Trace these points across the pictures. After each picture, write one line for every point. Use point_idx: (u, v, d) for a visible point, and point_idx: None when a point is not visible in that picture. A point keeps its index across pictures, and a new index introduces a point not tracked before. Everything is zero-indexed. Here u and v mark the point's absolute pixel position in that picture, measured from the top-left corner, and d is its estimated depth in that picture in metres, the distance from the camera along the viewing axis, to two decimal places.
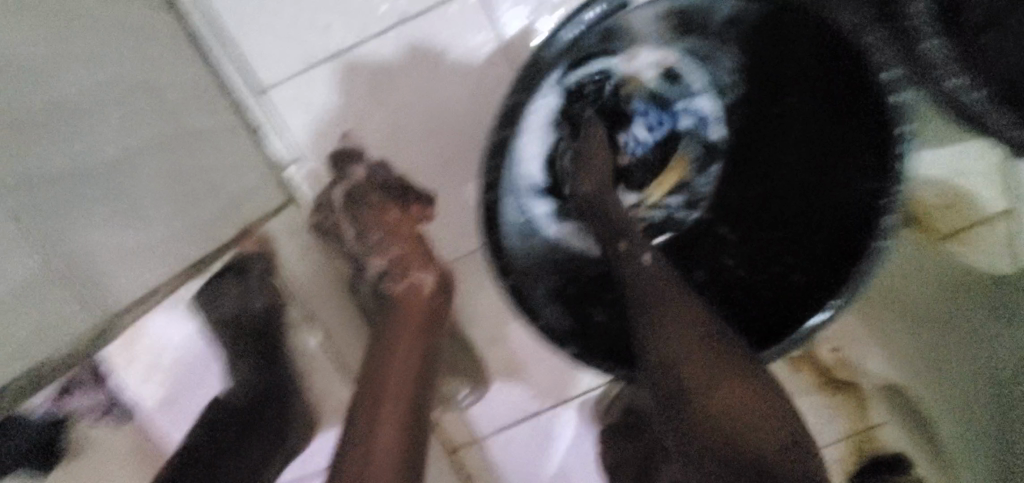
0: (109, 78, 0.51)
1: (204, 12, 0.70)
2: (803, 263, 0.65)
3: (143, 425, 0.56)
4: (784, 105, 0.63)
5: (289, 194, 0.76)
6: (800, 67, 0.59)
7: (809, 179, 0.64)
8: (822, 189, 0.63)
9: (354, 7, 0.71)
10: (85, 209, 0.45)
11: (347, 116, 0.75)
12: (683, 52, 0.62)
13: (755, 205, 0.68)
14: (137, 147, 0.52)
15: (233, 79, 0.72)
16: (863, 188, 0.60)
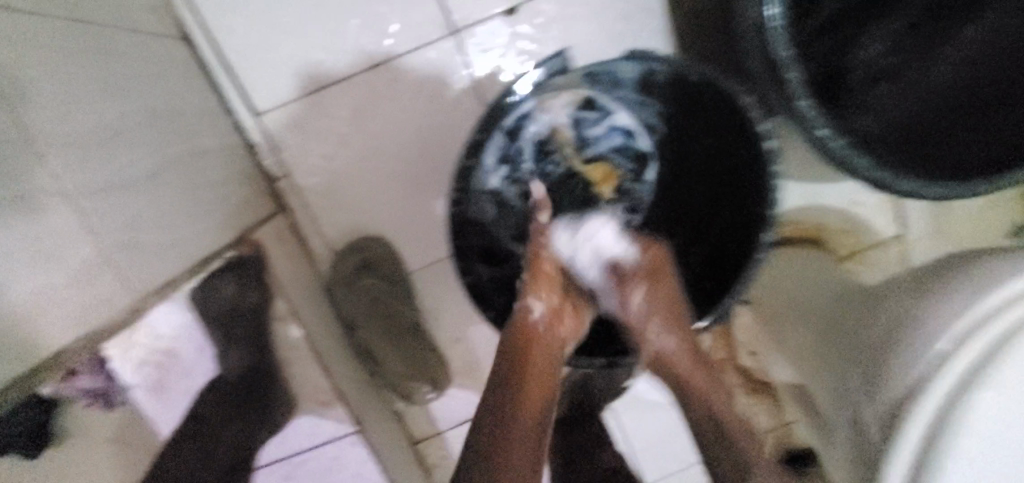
0: (141, 105, 0.63)
1: (213, 43, 0.81)
2: (718, 276, 0.76)
3: (134, 403, 0.65)
4: (700, 143, 0.77)
5: (278, 203, 0.86)
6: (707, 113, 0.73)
7: (723, 204, 0.77)
8: (729, 212, 0.76)
9: (345, 45, 0.83)
10: (132, 212, 0.56)
11: (333, 137, 0.86)
12: (617, 98, 0.78)
13: (684, 225, 0.82)
14: (162, 162, 0.64)
15: (235, 102, 0.83)
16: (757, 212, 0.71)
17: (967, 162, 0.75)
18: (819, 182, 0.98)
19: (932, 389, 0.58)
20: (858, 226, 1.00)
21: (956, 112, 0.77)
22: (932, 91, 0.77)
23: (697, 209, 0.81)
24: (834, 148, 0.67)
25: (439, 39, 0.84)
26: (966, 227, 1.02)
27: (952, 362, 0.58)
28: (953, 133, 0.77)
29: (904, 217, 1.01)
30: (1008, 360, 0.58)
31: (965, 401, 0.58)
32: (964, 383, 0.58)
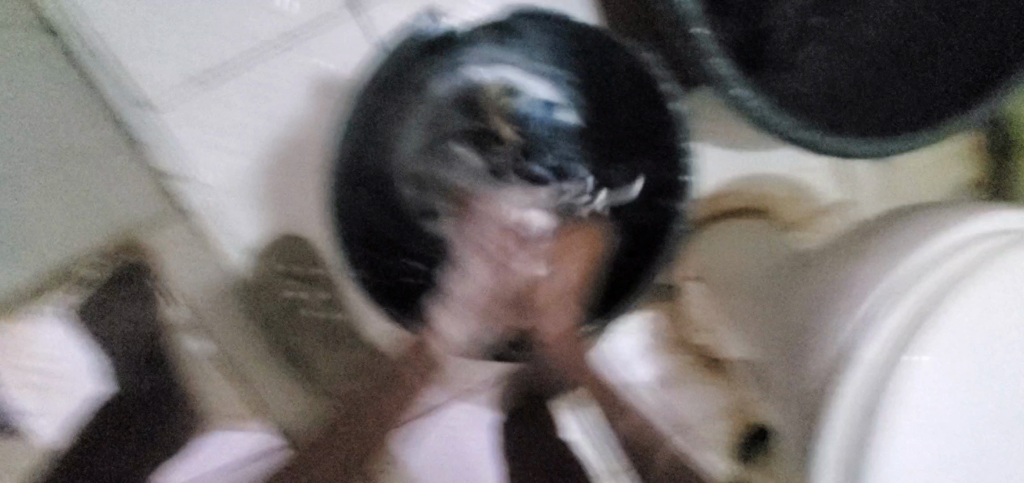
0: (9, 105, 0.60)
1: (77, 30, 0.71)
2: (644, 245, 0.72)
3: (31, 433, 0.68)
4: (617, 111, 0.74)
5: (172, 207, 0.77)
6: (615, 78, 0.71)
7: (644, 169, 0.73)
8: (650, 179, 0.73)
9: (235, 28, 0.75)
10: None
11: (231, 129, 0.78)
12: (527, 68, 0.75)
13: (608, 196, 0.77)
14: (32, 163, 0.60)
15: (111, 96, 0.74)
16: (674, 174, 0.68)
17: (895, 122, 0.75)
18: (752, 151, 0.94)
19: (857, 362, 0.55)
20: (802, 193, 0.96)
21: (876, 66, 0.77)
22: (857, 46, 0.77)
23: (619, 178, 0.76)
24: (751, 108, 0.65)
25: (340, 17, 0.78)
26: (911, 186, 0.98)
27: (874, 332, 0.55)
28: (874, 88, 0.76)
29: (845, 180, 0.97)
30: (937, 327, 0.54)
31: (898, 375, 0.54)
32: (895, 355, 0.55)
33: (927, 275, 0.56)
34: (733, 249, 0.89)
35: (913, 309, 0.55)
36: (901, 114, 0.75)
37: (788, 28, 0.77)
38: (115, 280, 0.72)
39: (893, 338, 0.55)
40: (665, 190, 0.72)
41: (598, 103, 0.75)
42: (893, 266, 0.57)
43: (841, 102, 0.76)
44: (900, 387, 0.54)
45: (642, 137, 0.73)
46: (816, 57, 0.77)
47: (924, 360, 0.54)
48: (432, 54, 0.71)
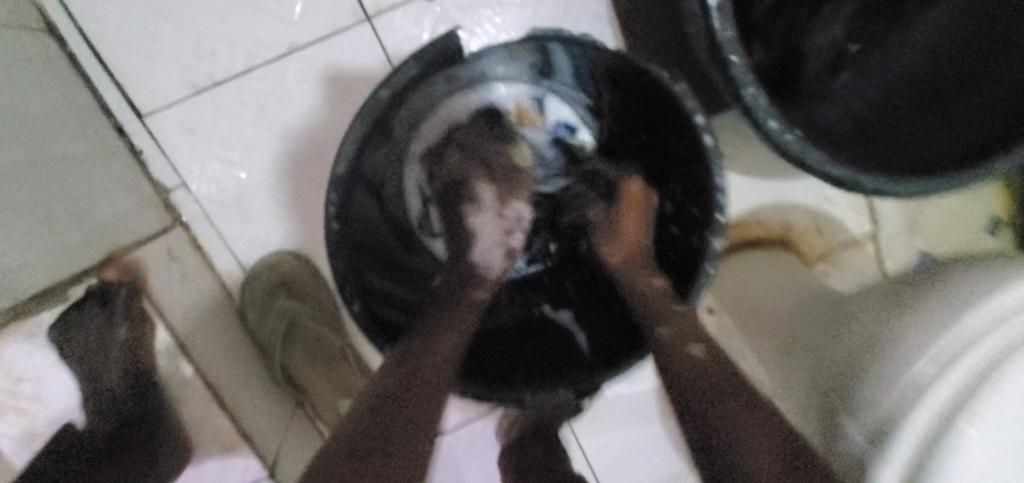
0: None
1: (85, 37, 0.70)
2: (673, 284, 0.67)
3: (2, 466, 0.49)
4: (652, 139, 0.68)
5: (173, 215, 0.76)
6: (645, 104, 0.65)
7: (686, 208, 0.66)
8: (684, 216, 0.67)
9: (241, 35, 0.72)
10: None
11: (234, 141, 0.75)
12: (553, 89, 0.73)
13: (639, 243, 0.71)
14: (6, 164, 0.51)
15: (116, 105, 0.72)
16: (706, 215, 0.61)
17: (947, 152, 0.64)
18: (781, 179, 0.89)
19: (908, 425, 0.49)
20: (826, 225, 0.93)
21: (910, 101, 0.70)
22: (890, 76, 0.74)
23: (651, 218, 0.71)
24: (785, 142, 0.60)
25: (351, 26, 0.74)
26: (942, 223, 0.95)
27: (931, 394, 0.49)
28: (914, 121, 0.69)
29: (874, 213, 0.94)
30: (999, 390, 0.48)
31: (951, 440, 0.49)
32: (951, 419, 0.49)
33: (992, 332, 0.49)
34: (752, 280, 0.85)
35: (973, 368, 0.49)
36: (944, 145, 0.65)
37: (822, 55, 0.78)
38: (86, 298, 0.58)
39: (949, 399, 0.49)
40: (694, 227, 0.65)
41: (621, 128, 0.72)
42: (956, 319, 0.51)
43: (876, 135, 0.70)
44: (954, 455, 0.48)
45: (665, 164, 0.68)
46: (849, 85, 0.76)
47: (981, 425, 0.49)
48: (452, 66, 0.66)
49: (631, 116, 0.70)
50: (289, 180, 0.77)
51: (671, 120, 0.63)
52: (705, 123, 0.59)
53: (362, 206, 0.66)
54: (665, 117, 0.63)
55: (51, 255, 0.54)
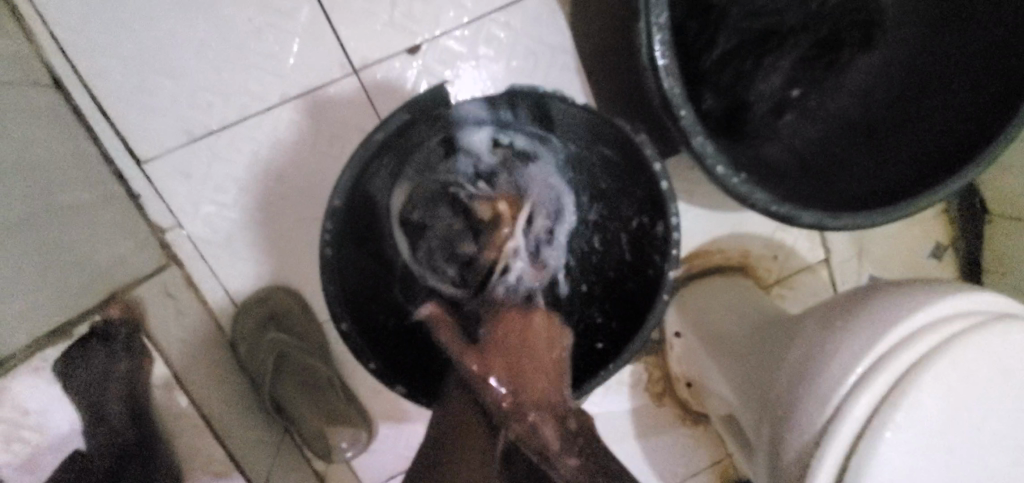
0: None
1: (87, 89, 0.75)
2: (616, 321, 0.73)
3: None
4: (630, 192, 0.69)
5: (168, 255, 0.80)
6: (615, 146, 0.66)
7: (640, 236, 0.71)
8: (651, 240, 0.69)
9: (235, 89, 0.78)
10: None
11: (228, 185, 0.81)
12: (545, 143, 0.70)
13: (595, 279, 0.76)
14: None
15: (115, 151, 0.77)
16: (661, 246, 0.67)
17: (903, 184, 0.77)
18: (722, 210, 0.96)
19: (831, 439, 0.56)
20: (783, 252, 0.99)
21: (851, 137, 0.84)
22: (830, 117, 0.86)
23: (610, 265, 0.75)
24: (732, 184, 0.68)
25: (337, 78, 0.81)
26: (891, 250, 1.03)
27: (852, 407, 0.55)
28: (843, 160, 0.82)
29: (827, 242, 1.01)
30: (910, 404, 0.55)
31: (871, 450, 0.55)
32: (868, 432, 0.55)
33: (900, 354, 0.56)
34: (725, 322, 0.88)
35: (887, 384, 0.56)
36: (906, 175, 0.77)
37: (768, 101, 0.85)
38: (89, 337, 0.64)
39: (868, 414, 0.56)
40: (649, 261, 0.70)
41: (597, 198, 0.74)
42: (872, 344, 0.57)
43: (816, 174, 0.82)
44: (874, 463, 0.55)
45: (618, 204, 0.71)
46: (792, 125, 0.86)
47: (898, 434, 0.55)
48: (435, 117, 0.64)
49: (603, 148, 0.68)
50: (280, 220, 0.83)
51: (629, 163, 0.67)
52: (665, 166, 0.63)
53: (354, 255, 0.66)
54: (623, 163, 0.67)
55: (68, 296, 0.62)
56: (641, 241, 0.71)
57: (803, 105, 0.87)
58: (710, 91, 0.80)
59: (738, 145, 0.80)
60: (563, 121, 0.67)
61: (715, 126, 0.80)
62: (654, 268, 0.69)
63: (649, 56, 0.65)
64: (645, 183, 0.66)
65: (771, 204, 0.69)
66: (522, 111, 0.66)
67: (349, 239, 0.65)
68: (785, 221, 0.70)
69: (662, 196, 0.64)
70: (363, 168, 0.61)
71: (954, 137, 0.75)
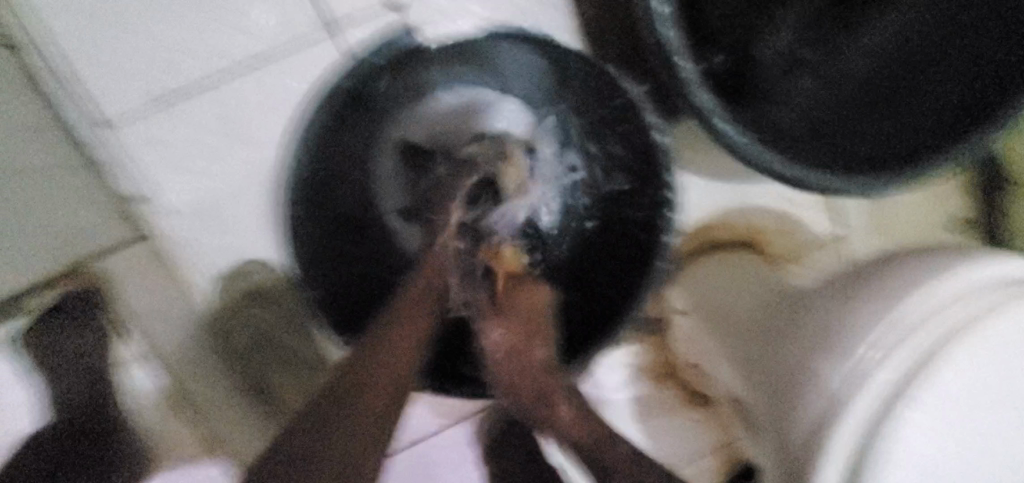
0: None
1: (38, 46, 0.69)
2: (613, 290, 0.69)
3: None
4: (632, 149, 0.67)
5: (134, 229, 0.75)
6: (616, 101, 0.64)
7: (642, 197, 0.68)
8: (650, 201, 0.67)
9: (200, 47, 0.72)
10: None
11: (195, 152, 0.75)
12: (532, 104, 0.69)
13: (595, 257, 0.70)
14: None
15: (71, 114, 0.72)
16: (661, 202, 0.66)
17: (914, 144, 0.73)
18: (727, 181, 0.90)
19: (846, 419, 0.50)
20: (792, 226, 0.94)
21: (864, 102, 0.76)
22: (842, 79, 0.77)
23: (620, 235, 0.70)
24: (737, 144, 0.63)
25: (312, 36, 0.74)
26: (904, 223, 0.97)
27: (870, 381, 0.50)
28: (858, 123, 0.76)
29: (838, 214, 0.95)
30: (935, 379, 0.50)
31: (891, 430, 0.50)
32: (886, 411, 0.50)
33: (924, 325, 0.51)
34: (724, 294, 0.83)
35: (908, 359, 0.51)
36: (915, 135, 0.73)
37: (776, 61, 0.77)
38: None
39: (888, 390, 0.50)
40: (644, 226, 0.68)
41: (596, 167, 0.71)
42: (892, 313, 0.52)
43: (827, 138, 0.76)
44: (893, 443, 0.50)
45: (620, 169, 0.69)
46: (805, 89, 0.77)
47: (921, 412, 0.50)
48: (410, 69, 0.64)
49: (604, 104, 0.66)
50: (254, 190, 0.77)
51: (626, 118, 0.65)
52: (662, 122, 0.62)
53: (332, 215, 0.66)
54: (622, 117, 0.65)
55: None
56: (641, 207, 0.68)
57: (815, 67, 0.78)
58: (710, 51, 0.75)
59: (743, 106, 0.76)
60: (532, 73, 0.67)
61: (717, 86, 0.76)
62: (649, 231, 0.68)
63: (644, 5, 0.60)
64: (646, 137, 0.63)
65: (779, 166, 0.64)
66: (505, 66, 0.66)
67: (322, 198, 0.64)
68: (794, 185, 0.65)
69: (659, 152, 0.62)
70: (332, 122, 0.61)
71: (970, 98, 0.71)
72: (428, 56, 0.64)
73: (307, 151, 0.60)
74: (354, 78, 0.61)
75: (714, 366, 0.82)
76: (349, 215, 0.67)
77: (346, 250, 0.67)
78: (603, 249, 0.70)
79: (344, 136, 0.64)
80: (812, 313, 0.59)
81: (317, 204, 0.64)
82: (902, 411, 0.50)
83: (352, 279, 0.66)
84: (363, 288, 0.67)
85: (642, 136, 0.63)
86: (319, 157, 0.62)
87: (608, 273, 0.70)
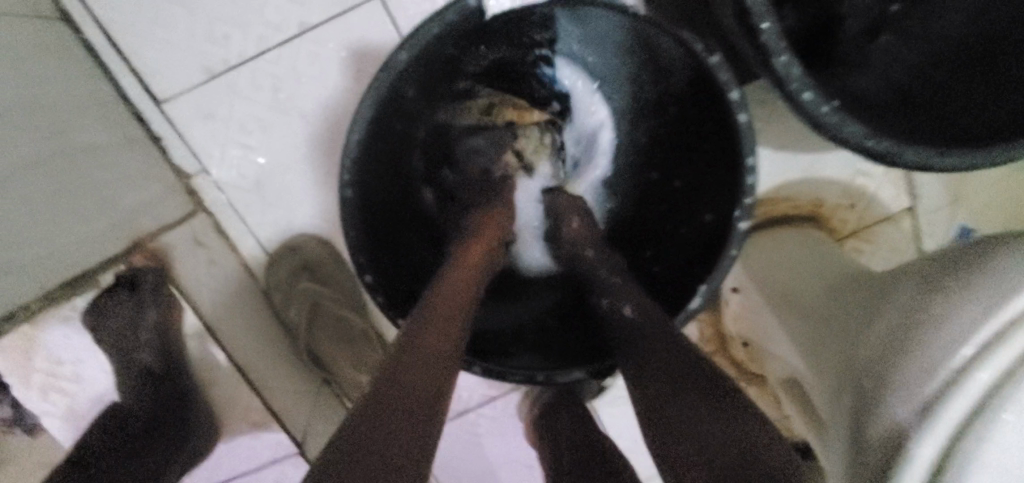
0: None
1: (97, 21, 0.70)
2: (669, 268, 0.66)
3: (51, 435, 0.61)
4: (700, 123, 0.62)
5: (196, 202, 0.76)
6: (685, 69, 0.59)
7: (707, 172, 0.63)
8: (712, 179, 0.62)
9: (252, 18, 0.71)
10: None
11: (250, 126, 0.75)
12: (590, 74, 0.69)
13: (650, 240, 0.70)
14: None
15: (132, 89, 0.73)
16: (727, 181, 0.59)
17: None
18: (795, 152, 0.84)
19: (937, 417, 0.47)
20: (862, 200, 0.88)
21: (960, 60, 0.68)
22: (932, 37, 0.71)
23: (676, 215, 0.68)
24: (820, 115, 0.57)
25: (361, 4, 0.72)
26: (989, 196, 0.90)
27: (968, 380, 0.46)
28: (955, 86, 0.67)
29: (914, 187, 0.88)
30: None
31: (985, 431, 0.47)
32: (983, 412, 0.47)
33: None
34: (790, 272, 0.79)
35: (1014, 359, 0.46)
36: None
37: (861, 19, 0.73)
38: (117, 284, 0.63)
39: (985, 390, 0.47)
40: (712, 207, 0.62)
41: (657, 141, 0.69)
42: (996, 307, 0.47)
43: (917, 106, 0.68)
44: (985, 445, 0.47)
45: (679, 143, 0.67)
46: (888, 50, 0.73)
47: (1020, 414, 0.47)
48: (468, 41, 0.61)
49: (671, 75, 0.61)
50: (307, 163, 0.77)
51: (694, 89, 0.60)
52: (742, 97, 0.55)
53: (387, 194, 0.64)
54: (691, 87, 0.60)
55: (87, 249, 0.59)
56: (714, 186, 0.61)
57: (901, 26, 0.73)
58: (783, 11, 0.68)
59: (823, 75, 0.69)
60: (598, 40, 0.64)
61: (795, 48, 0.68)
62: (724, 214, 0.60)
63: None
64: (720, 109, 0.57)
65: (864, 138, 0.59)
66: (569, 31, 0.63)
67: (380, 179, 0.63)
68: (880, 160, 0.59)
69: (735, 129, 0.56)
70: (383, 98, 0.57)
71: None
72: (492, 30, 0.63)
73: (351, 125, 0.56)
74: (409, 45, 0.55)
75: (777, 345, 0.80)
76: (410, 192, 0.67)
77: (406, 225, 0.67)
78: (660, 228, 0.69)
79: (402, 107, 0.62)
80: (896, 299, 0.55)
81: (370, 184, 0.61)
82: (997, 411, 0.46)
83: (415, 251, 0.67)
84: (420, 253, 0.67)
85: (716, 106, 0.58)
86: (379, 129, 0.59)
87: (662, 251, 0.68)
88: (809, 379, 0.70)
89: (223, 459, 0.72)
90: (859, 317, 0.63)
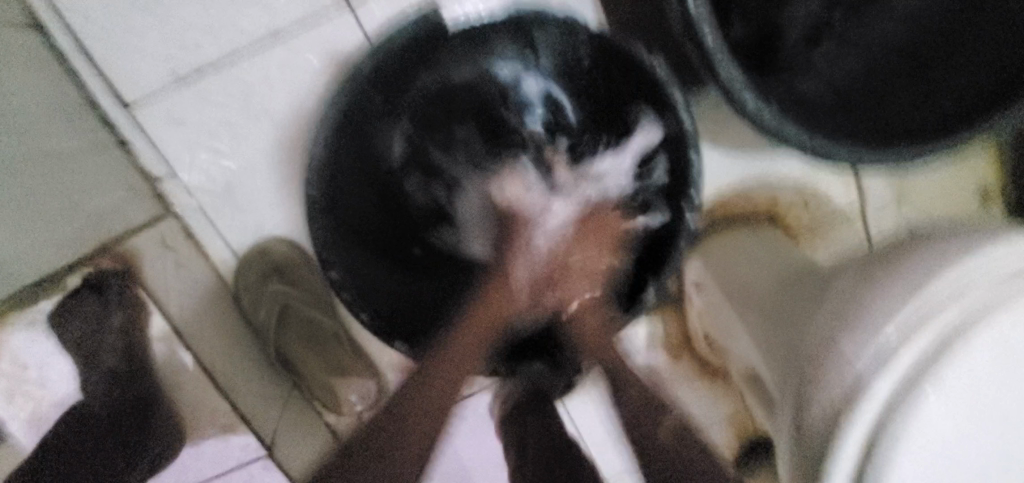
0: None
1: (67, 27, 0.71)
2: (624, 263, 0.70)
3: (17, 441, 0.59)
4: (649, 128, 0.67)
5: (165, 206, 0.77)
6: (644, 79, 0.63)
7: (658, 171, 0.68)
8: (664, 179, 0.67)
9: (222, 25, 0.73)
10: None
11: (220, 131, 0.76)
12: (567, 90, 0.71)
13: None
14: None
15: (101, 95, 0.73)
16: (678, 182, 0.66)
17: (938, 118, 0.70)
18: (747, 154, 0.88)
19: (867, 396, 0.50)
20: (814, 200, 0.92)
21: (890, 67, 0.73)
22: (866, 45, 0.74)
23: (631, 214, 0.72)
24: (762, 119, 0.61)
25: (331, 12, 0.74)
26: (931, 196, 0.95)
27: (892, 361, 0.50)
28: (885, 92, 0.73)
29: (862, 188, 0.93)
30: (956, 359, 0.50)
31: (910, 408, 0.50)
32: (907, 391, 0.50)
33: (950, 307, 0.51)
34: (742, 266, 0.83)
35: (932, 341, 0.51)
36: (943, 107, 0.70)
37: (801, 26, 0.74)
38: (82, 287, 0.64)
39: (909, 370, 0.51)
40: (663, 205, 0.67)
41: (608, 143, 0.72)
42: (917, 294, 0.51)
43: (855, 110, 0.72)
44: (911, 421, 0.50)
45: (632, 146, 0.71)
46: (828, 57, 0.74)
47: (942, 391, 0.50)
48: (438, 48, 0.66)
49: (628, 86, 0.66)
50: (277, 167, 0.79)
51: (647, 95, 0.64)
52: (685, 104, 0.62)
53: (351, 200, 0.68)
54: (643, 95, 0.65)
55: (52, 252, 0.60)
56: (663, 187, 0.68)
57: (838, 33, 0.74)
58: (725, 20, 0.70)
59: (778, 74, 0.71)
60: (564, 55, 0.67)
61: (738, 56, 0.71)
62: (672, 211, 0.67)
63: None
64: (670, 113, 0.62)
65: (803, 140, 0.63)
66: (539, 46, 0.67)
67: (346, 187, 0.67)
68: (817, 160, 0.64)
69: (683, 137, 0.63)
70: None
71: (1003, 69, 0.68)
72: (452, 38, 0.65)
73: None
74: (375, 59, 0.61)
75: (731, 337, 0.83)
76: (374, 195, 0.70)
77: (375, 219, 0.70)
78: None
79: (365, 108, 0.65)
80: (834, 290, 0.59)
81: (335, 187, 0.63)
82: (920, 390, 0.50)
83: (382, 242, 0.71)
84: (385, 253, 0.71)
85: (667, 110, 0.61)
86: (341, 129, 0.63)
87: None
88: (761, 368, 0.74)
89: (190, 461, 0.72)
90: (801, 308, 0.67)
